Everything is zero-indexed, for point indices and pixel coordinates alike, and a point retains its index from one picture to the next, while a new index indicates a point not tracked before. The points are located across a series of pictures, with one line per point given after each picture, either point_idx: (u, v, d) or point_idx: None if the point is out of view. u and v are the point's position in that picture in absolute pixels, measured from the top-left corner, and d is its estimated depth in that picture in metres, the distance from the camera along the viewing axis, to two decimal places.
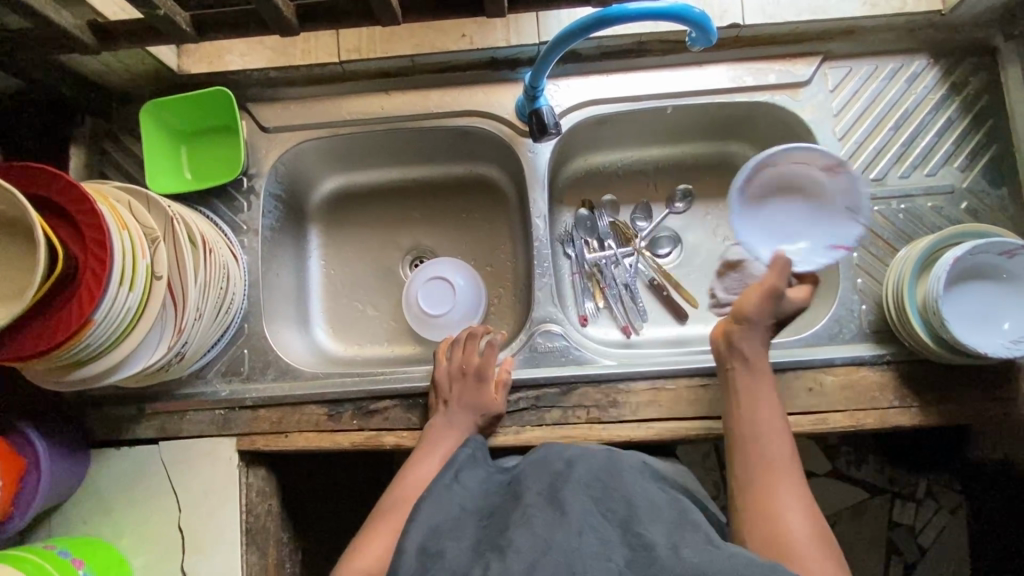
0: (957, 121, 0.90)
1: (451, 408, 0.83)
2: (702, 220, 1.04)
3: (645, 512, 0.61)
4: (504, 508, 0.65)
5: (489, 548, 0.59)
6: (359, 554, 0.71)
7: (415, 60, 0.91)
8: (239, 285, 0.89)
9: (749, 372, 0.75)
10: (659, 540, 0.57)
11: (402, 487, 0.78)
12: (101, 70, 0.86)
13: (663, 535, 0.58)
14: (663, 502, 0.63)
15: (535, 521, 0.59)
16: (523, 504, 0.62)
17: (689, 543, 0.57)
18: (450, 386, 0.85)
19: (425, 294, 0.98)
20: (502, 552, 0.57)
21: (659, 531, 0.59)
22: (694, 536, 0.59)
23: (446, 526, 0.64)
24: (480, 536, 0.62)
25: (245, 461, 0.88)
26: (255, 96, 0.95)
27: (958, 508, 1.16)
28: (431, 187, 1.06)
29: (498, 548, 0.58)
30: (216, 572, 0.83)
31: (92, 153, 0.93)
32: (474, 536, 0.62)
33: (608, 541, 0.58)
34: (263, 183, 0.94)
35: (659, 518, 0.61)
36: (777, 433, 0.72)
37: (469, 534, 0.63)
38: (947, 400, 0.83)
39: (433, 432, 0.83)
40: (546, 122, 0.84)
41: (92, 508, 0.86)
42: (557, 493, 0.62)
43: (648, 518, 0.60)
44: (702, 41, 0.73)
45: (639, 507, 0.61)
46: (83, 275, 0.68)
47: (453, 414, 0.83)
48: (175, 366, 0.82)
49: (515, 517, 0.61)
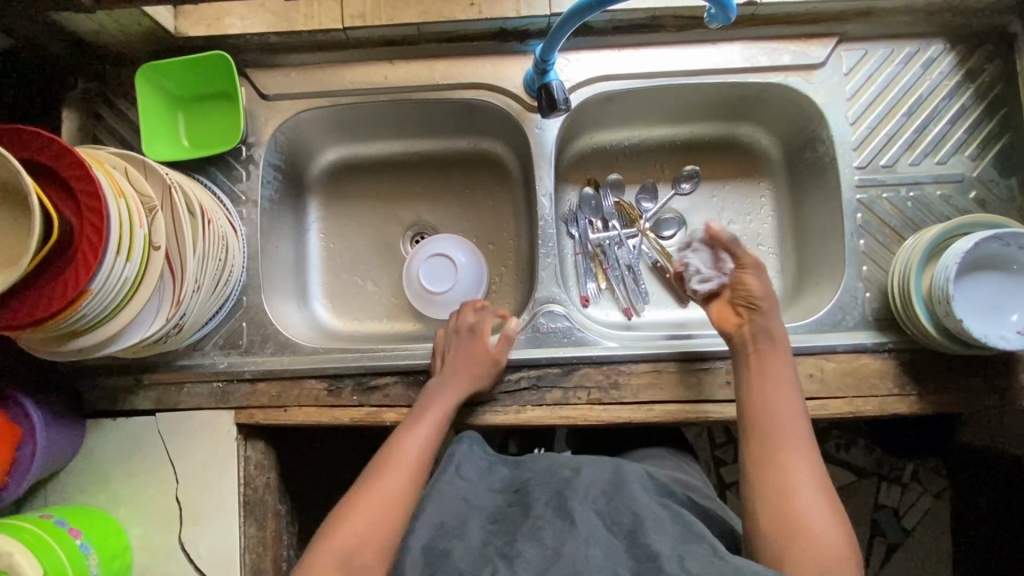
0: (971, 108, 0.89)
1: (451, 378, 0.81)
2: (708, 202, 1.03)
3: (650, 521, 0.63)
4: (512, 515, 0.67)
5: (497, 554, 0.61)
6: (336, 532, 0.67)
7: (422, 28, 0.88)
8: (237, 257, 0.87)
9: (767, 352, 0.75)
10: (664, 549, 0.60)
11: (391, 460, 0.74)
12: (95, 30, 0.83)
13: (666, 544, 0.60)
14: (664, 514, 0.66)
15: (545, 532, 0.62)
16: (533, 513, 0.65)
17: (694, 556, 0.59)
18: (450, 347, 0.85)
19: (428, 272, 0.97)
20: (511, 558, 0.60)
21: (663, 540, 0.61)
22: (700, 551, 0.60)
23: (451, 523, 0.67)
24: (487, 536, 0.65)
25: (244, 434, 0.87)
26: (255, 62, 0.92)
27: (943, 492, 1.19)
28: (434, 161, 1.04)
29: (507, 556, 0.61)
30: (215, 542, 0.84)
31: (86, 116, 0.90)
32: (481, 537, 0.65)
33: (613, 553, 0.61)
34: (262, 152, 0.92)
35: (665, 531, 0.63)
36: (797, 431, 0.70)
37: (475, 528, 0.66)
38: (945, 389, 0.83)
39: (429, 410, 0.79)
40: (556, 97, 0.82)
41: (89, 477, 0.86)
42: (566, 503, 0.65)
43: (654, 527, 0.63)
44: (721, 18, 0.70)
45: (644, 519, 0.64)
46: (80, 244, 0.66)
47: (451, 381, 0.81)
48: (173, 338, 0.81)
49: (524, 526, 0.64)
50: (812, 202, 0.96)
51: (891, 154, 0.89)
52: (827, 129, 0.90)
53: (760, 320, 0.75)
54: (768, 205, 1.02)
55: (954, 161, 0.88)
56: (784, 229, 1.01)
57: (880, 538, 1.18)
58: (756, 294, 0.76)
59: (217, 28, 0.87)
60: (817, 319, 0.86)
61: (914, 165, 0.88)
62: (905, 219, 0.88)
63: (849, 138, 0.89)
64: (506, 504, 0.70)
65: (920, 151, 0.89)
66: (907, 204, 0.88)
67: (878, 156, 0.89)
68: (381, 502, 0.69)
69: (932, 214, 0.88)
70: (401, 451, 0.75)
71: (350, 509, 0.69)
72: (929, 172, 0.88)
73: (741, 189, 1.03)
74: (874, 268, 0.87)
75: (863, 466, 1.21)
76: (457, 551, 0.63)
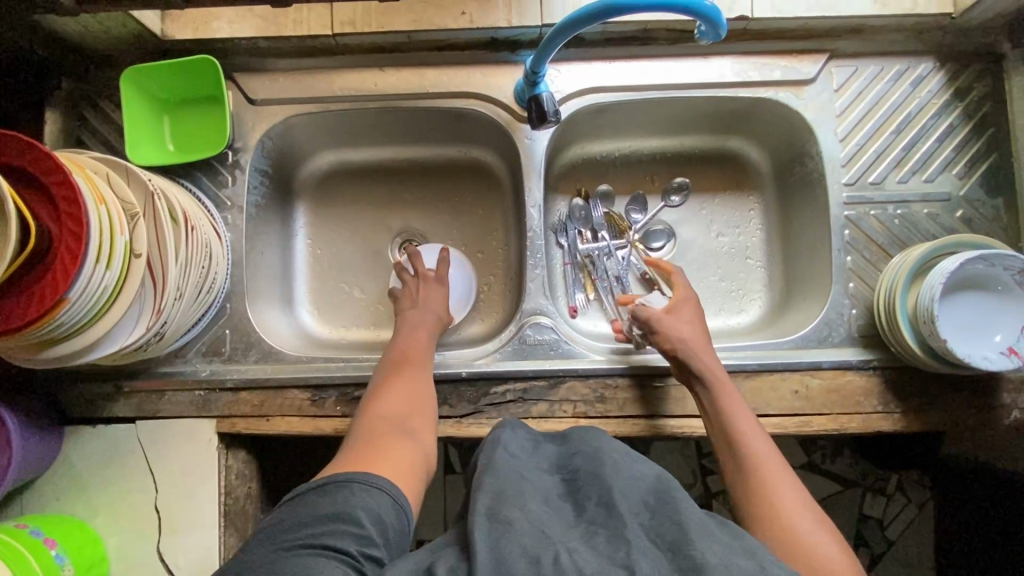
0: (959, 127, 0.89)
1: (428, 295, 0.90)
2: (697, 215, 1.03)
3: (697, 530, 0.54)
4: (562, 508, 0.59)
5: (556, 540, 0.53)
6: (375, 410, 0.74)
7: (413, 36, 0.88)
8: (221, 265, 0.86)
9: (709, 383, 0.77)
10: (712, 560, 0.50)
11: (398, 364, 0.81)
12: (79, 32, 0.81)
13: (715, 556, 0.51)
14: (712, 523, 0.56)
15: (598, 537, 0.54)
16: (586, 514, 0.57)
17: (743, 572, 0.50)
18: (415, 291, 0.91)
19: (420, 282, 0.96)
20: (568, 551, 0.51)
21: (713, 551, 0.51)
22: (747, 568, 0.51)
23: (510, 492, 0.58)
24: (542, 516, 0.56)
25: (225, 443, 0.86)
26: (243, 66, 0.91)
27: (926, 503, 1.20)
28: (423, 168, 1.03)
29: (565, 545, 0.52)
30: (194, 553, 0.83)
31: (70, 118, 0.89)
32: (538, 514, 0.56)
33: (654, 560, 0.51)
34: (249, 158, 0.91)
35: (712, 536, 0.54)
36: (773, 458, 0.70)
37: (533, 504, 0.57)
38: (929, 407, 0.84)
39: (414, 323, 0.86)
40: (546, 109, 0.81)
41: (67, 485, 0.84)
42: (614, 502, 0.57)
43: (701, 536, 0.53)
44: (711, 35, 0.70)
45: (691, 526, 0.54)
46: (57, 251, 0.65)
47: (429, 297, 0.90)
48: (154, 346, 0.80)
49: (578, 527, 0.56)
50: (800, 216, 0.96)
51: (879, 171, 0.89)
52: (817, 145, 0.91)
53: (687, 348, 0.79)
54: (757, 218, 1.02)
55: (942, 179, 0.89)
56: (772, 242, 1.01)
57: (864, 549, 1.19)
58: (678, 339, 0.80)
59: (204, 32, 0.86)
60: (803, 336, 0.86)
61: (901, 183, 0.89)
62: (892, 236, 0.88)
63: (838, 154, 0.89)
64: (557, 491, 0.62)
65: (908, 168, 0.89)
66: (894, 222, 0.88)
67: (867, 173, 0.89)
68: (406, 390, 0.76)
69: (919, 232, 0.88)
70: (405, 357, 0.81)
71: (381, 393, 0.76)
72: (916, 190, 0.89)
73: (730, 202, 1.03)
74: (861, 285, 0.87)
75: (849, 477, 1.21)
76: (519, 523, 0.54)
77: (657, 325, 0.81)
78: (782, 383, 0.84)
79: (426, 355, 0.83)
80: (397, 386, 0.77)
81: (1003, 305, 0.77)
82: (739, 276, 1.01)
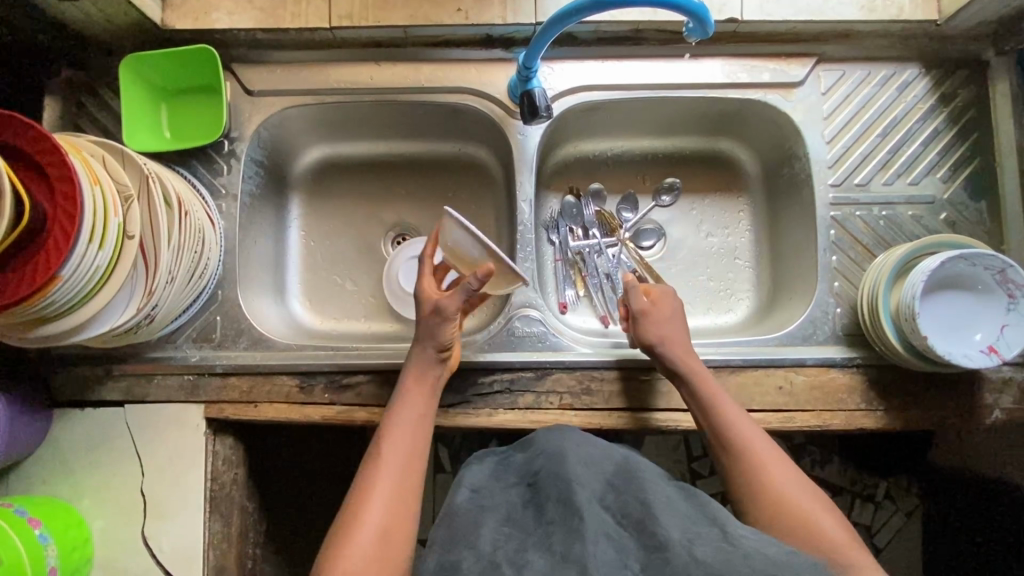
0: (943, 131, 0.91)
1: (408, 399, 0.74)
2: (687, 215, 1.04)
3: (661, 509, 0.58)
4: (522, 518, 0.60)
5: (504, 561, 0.54)
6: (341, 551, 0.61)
7: (409, 31, 0.89)
8: (213, 251, 0.87)
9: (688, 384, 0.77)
10: (675, 536, 0.54)
11: (363, 499, 0.65)
12: (79, 18, 0.83)
13: (678, 531, 0.55)
14: (678, 498, 0.62)
15: (555, 537, 0.55)
16: (544, 517, 0.58)
17: (705, 542, 0.54)
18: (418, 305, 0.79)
19: (456, 247, 0.74)
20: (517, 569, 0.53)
21: (675, 526, 0.56)
22: (710, 535, 0.56)
23: (463, 533, 0.59)
24: (498, 540, 0.57)
25: (213, 428, 0.87)
26: (242, 58, 0.92)
27: (914, 511, 1.20)
28: (418, 163, 1.05)
29: (514, 564, 0.53)
30: (180, 536, 0.83)
31: (69, 104, 0.90)
32: (492, 541, 0.57)
33: (624, 549, 0.54)
34: (244, 147, 0.92)
35: (675, 514, 0.58)
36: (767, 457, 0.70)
37: (486, 532, 0.58)
38: (912, 405, 0.84)
39: (386, 440, 0.70)
40: (538, 104, 0.83)
41: (54, 467, 0.85)
42: (573, 498, 0.58)
43: (664, 514, 0.57)
44: (699, 32, 0.71)
45: (653, 505, 0.58)
46: (50, 230, 0.66)
47: (405, 406, 0.74)
48: (144, 329, 0.80)
49: (534, 536, 0.57)
50: (787, 218, 0.98)
51: (864, 173, 0.91)
52: (804, 147, 0.92)
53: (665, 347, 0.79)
54: (746, 219, 1.03)
55: (926, 182, 0.90)
56: (760, 243, 1.02)
57: None
58: (658, 334, 0.80)
59: (204, 22, 0.87)
60: (788, 333, 0.88)
61: (886, 185, 0.90)
62: (877, 237, 0.89)
63: (824, 156, 0.91)
64: (520, 502, 0.63)
65: (893, 171, 0.90)
66: (879, 223, 0.90)
67: (853, 174, 0.91)
68: (369, 541, 0.62)
69: (903, 234, 0.90)
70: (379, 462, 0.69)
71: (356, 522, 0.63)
72: (901, 192, 0.90)
73: (719, 203, 1.04)
74: (845, 284, 0.89)
75: (838, 483, 1.22)
76: (467, 563, 0.55)
77: (643, 322, 0.81)
78: (767, 379, 0.85)
79: (402, 486, 0.67)
80: (358, 535, 0.62)
81: (984, 305, 0.78)
82: (727, 276, 1.02)
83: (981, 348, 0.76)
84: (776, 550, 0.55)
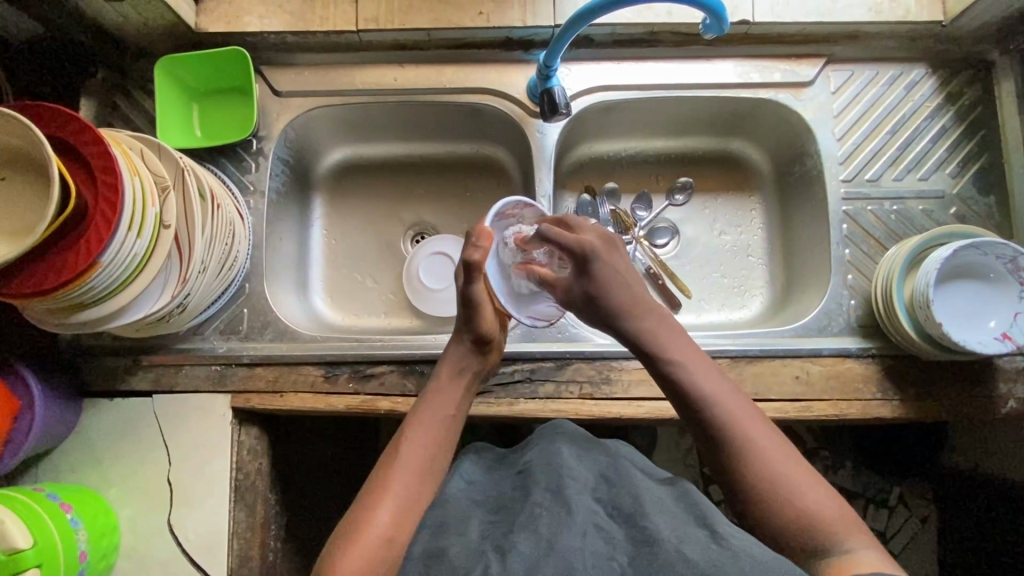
0: (951, 129, 0.93)
1: (435, 400, 0.72)
2: (700, 213, 1.07)
3: (651, 507, 0.61)
4: (511, 506, 0.64)
5: (491, 547, 0.57)
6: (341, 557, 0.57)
7: (432, 34, 0.93)
8: (243, 244, 0.89)
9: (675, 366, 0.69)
10: (665, 532, 0.56)
11: (376, 494, 0.63)
12: (118, 21, 0.86)
13: (668, 528, 0.57)
14: (669, 499, 0.64)
15: (541, 521, 0.58)
16: (532, 500, 0.62)
17: (693, 541, 0.55)
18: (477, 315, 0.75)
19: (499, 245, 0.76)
20: (504, 552, 0.55)
21: (664, 524, 0.58)
22: (699, 535, 0.57)
23: (452, 523, 0.63)
24: (485, 530, 0.61)
25: (239, 418, 0.88)
26: (270, 60, 0.96)
27: (929, 516, 1.19)
28: (438, 164, 1.08)
29: (500, 547, 0.56)
30: (204, 525, 0.84)
31: (104, 104, 0.93)
32: (480, 532, 0.61)
33: (612, 540, 0.57)
34: (272, 146, 0.95)
35: (665, 513, 0.60)
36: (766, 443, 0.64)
37: (475, 523, 0.62)
38: (928, 395, 0.86)
39: (406, 436, 0.68)
40: (558, 102, 0.86)
41: (83, 456, 0.86)
42: (563, 491, 0.62)
43: (654, 512, 0.60)
44: (715, 28, 0.75)
45: (645, 504, 0.61)
46: (93, 218, 0.68)
47: (433, 402, 0.71)
48: (175, 318, 0.83)
49: (521, 515, 0.60)
50: (799, 214, 1.00)
51: (875, 169, 0.93)
52: (815, 144, 0.95)
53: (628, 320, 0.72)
54: (758, 217, 1.06)
55: (935, 178, 0.92)
56: (773, 240, 1.04)
57: None
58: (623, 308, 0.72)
59: (236, 26, 0.91)
60: (804, 324, 0.89)
61: (897, 181, 0.93)
62: (888, 230, 0.91)
63: (836, 152, 0.93)
64: (510, 492, 0.66)
65: (903, 167, 0.93)
66: (890, 216, 0.92)
67: (864, 170, 0.93)
68: (375, 540, 0.59)
69: (914, 227, 0.92)
70: (393, 464, 0.65)
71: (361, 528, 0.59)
72: (911, 187, 0.92)
73: (732, 202, 1.07)
74: (859, 277, 0.90)
75: (851, 489, 1.22)
76: (452, 550, 0.58)
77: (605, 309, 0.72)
78: (783, 369, 0.87)
79: (415, 491, 0.63)
80: (365, 533, 0.59)
81: (996, 295, 0.80)
82: (740, 272, 1.04)
83: (996, 335, 0.78)
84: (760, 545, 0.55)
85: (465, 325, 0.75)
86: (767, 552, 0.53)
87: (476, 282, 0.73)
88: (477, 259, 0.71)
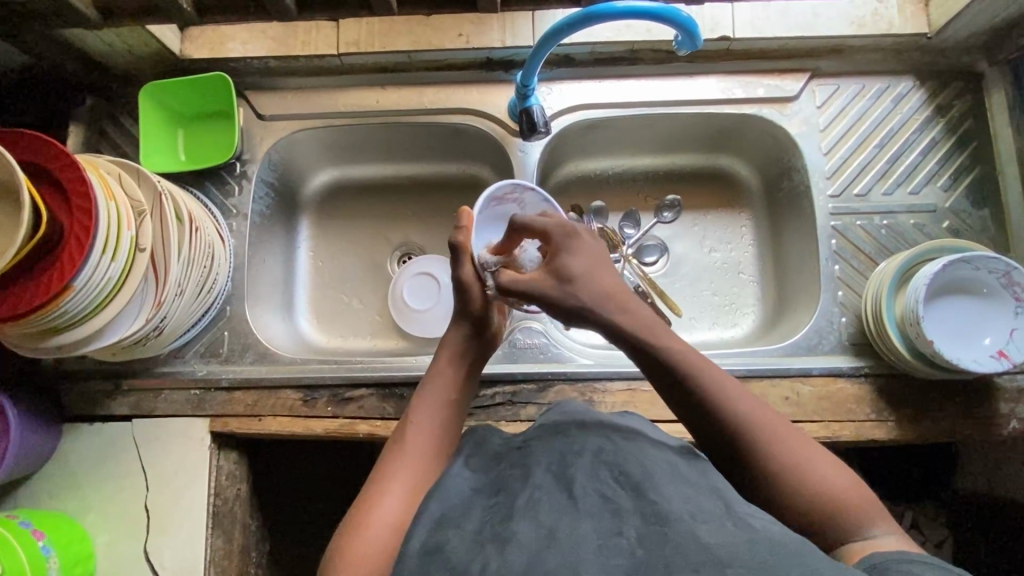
0: (941, 141, 0.91)
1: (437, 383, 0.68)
2: (690, 230, 1.05)
3: (662, 477, 0.52)
4: (510, 484, 0.54)
5: (490, 537, 0.49)
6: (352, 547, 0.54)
7: (413, 56, 0.93)
8: (223, 266, 0.89)
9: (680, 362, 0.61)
10: (676, 508, 0.48)
11: (381, 485, 0.59)
12: (103, 50, 0.88)
13: (680, 503, 0.49)
14: (680, 463, 0.55)
15: (542, 507, 0.49)
16: (532, 482, 0.52)
17: (706, 518, 0.48)
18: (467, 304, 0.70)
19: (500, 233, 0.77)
20: (503, 544, 0.47)
21: (676, 497, 0.49)
22: (713, 508, 0.49)
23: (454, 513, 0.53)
24: (487, 515, 0.51)
25: (218, 443, 0.87)
26: (254, 85, 0.97)
27: (943, 543, 1.10)
28: (423, 185, 1.07)
29: (499, 538, 0.48)
30: (178, 552, 0.83)
31: (91, 131, 0.95)
32: (481, 519, 0.51)
33: (619, 513, 0.49)
34: (256, 169, 0.95)
35: (675, 481, 0.52)
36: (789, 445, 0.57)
37: (478, 508, 0.53)
38: (927, 415, 0.82)
39: (411, 423, 0.64)
40: (535, 122, 0.87)
41: (61, 481, 0.86)
42: (565, 468, 0.53)
43: (667, 483, 0.51)
44: (688, 44, 0.74)
45: (656, 472, 0.52)
46: (67, 240, 0.69)
47: (435, 387, 0.67)
48: (152, 341, 0.82)
49: (520, 499, 0.51)
50: (789, 231, 0.98)
51: (864, 183, 0.91)
52: (802, 159, 0.93)
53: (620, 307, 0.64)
54: (749, 233, 1.04)
55: (927, 191, 0.90)
56: (764, 257, 1.02)
57: None
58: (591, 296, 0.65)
59: (219, 51, 0.93)
60: (792, 343, 0.87)
61: (887, 195, 0.91)
62: (879, 245, 0.89)
63: (823, 167, 0.92)
64: (508, 465, 0.57)
65: (893, 181, 0.91)
66: (881, 232, 0.90)
67: (852, 185, 0.91)
68: (381, 534, 0.55)
69: (905, 242, 0.89)
70: (401, 452, 0.61)
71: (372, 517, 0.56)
72: (902, 202, 0.90)
73: (721, 219, 1.05)
74: (849, 294, 0.88)
75: None
76: (452, 548, 0.49)
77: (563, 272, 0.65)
78: (772, 389, 0.84)
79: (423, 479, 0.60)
80: (372, 522, 0.55)
81: (992, 309, 0.78)
82: (730, 290, 1.02)
83: (992, 353, 0.75)
84: (788, 532, 0.47)
85: (460, 311, 0.71)
86: (791, 537, 0.46)
87: (465, 266, 0.70)
88: (462, 240, 0.69)
